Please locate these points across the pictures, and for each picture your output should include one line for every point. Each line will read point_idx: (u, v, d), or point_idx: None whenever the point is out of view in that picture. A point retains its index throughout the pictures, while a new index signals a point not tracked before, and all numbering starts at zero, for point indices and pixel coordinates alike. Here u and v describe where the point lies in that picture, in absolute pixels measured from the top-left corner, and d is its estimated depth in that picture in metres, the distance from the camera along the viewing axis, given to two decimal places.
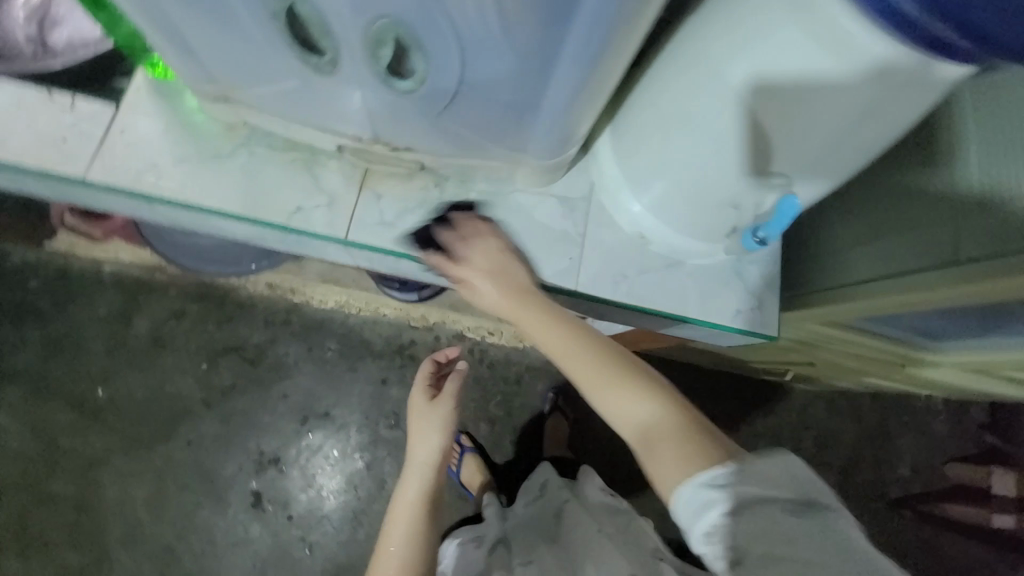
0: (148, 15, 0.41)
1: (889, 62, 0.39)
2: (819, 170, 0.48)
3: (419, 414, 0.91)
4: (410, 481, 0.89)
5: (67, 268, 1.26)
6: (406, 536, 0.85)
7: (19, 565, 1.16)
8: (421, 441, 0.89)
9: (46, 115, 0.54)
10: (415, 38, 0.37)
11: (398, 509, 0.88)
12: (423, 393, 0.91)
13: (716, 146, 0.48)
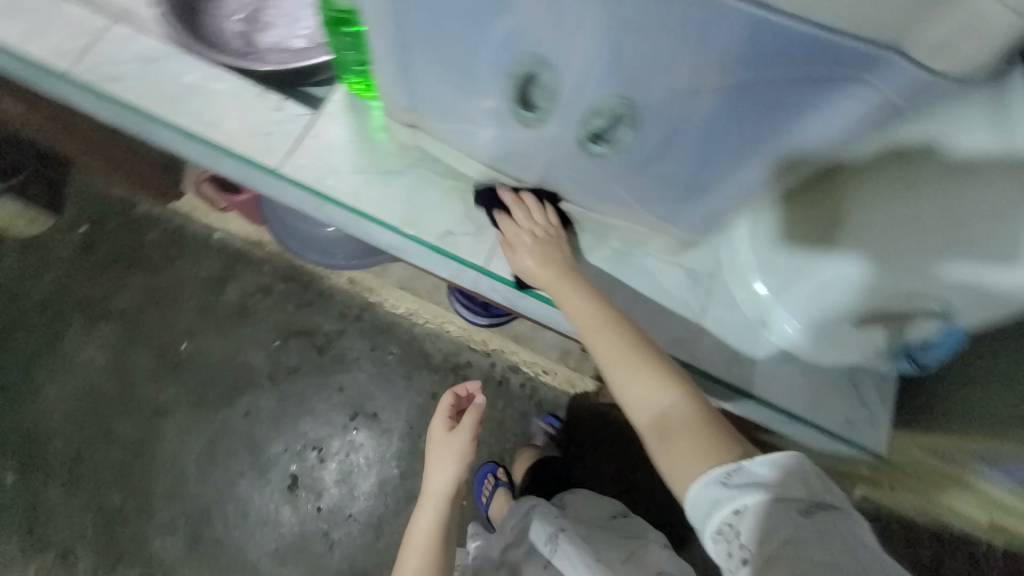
0: (389, 55, 0.47)
1: None
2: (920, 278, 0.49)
3: (438, 438, 0.92)
4: (422, 517, 0.90)
5: (182, 227, 1.38)
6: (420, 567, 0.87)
7: (64, 495, 1.20)
8: (442, 475, 0.90)
9: (255, 111, 0.60)
10: (632, 114, 0.41)
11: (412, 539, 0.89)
12: (444, 421, 0.93)
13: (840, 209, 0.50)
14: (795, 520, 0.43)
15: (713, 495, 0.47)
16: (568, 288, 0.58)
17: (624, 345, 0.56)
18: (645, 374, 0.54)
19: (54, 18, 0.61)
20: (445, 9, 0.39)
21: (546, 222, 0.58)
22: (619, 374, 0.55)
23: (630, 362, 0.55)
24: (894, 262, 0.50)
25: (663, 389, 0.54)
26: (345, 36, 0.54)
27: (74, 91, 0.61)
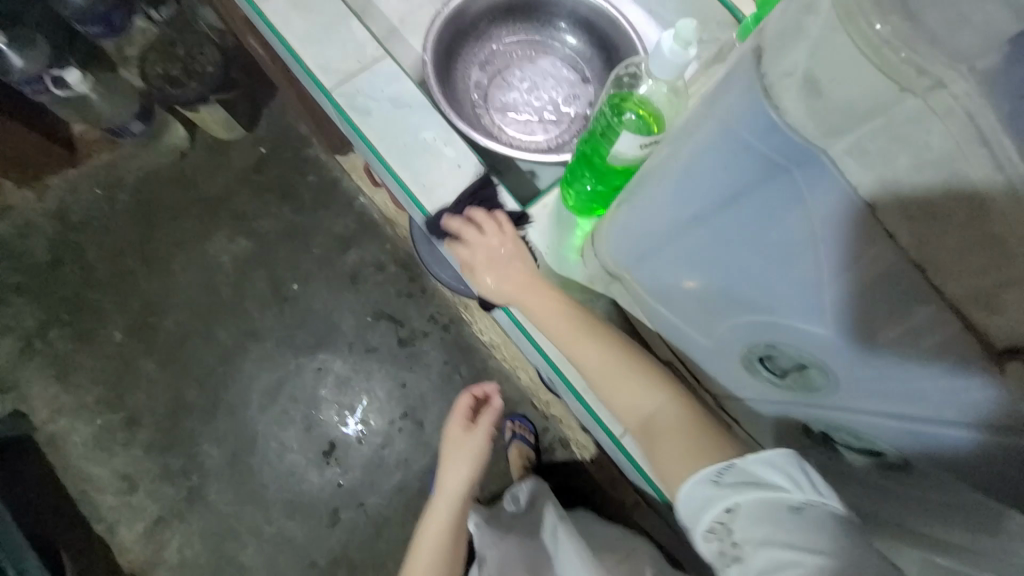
0: (647, 238, 0.47)
1: None
2: None
3: (452, 451, 1.05)
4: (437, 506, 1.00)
5: (336, 181, 1.47)
6: (437, 548, 0.97)
7: (155, 369, 1.35)
8: (452, 467, 1.02)
9: (472, 187, 0.60)
10: (883, 442, 0.41)
11: (426, 525, 1.00)
12: (462, 422, 1.05)
13: None
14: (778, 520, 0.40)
15: (704, 494, 0.45)
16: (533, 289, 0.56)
17: (570, 317, 0.55)
18: (633, 379, 0.54)
19: (335, 26, 0.63)
20: (741, 251, 0.39)
21: (500, 232, 0.58)
22: (576, 347, 0.55)
23: (587, 345, 0.55)
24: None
25: (622, 367, 0.54)
26: (587, 170, 0.52)
27: (325, 100, 0.64)
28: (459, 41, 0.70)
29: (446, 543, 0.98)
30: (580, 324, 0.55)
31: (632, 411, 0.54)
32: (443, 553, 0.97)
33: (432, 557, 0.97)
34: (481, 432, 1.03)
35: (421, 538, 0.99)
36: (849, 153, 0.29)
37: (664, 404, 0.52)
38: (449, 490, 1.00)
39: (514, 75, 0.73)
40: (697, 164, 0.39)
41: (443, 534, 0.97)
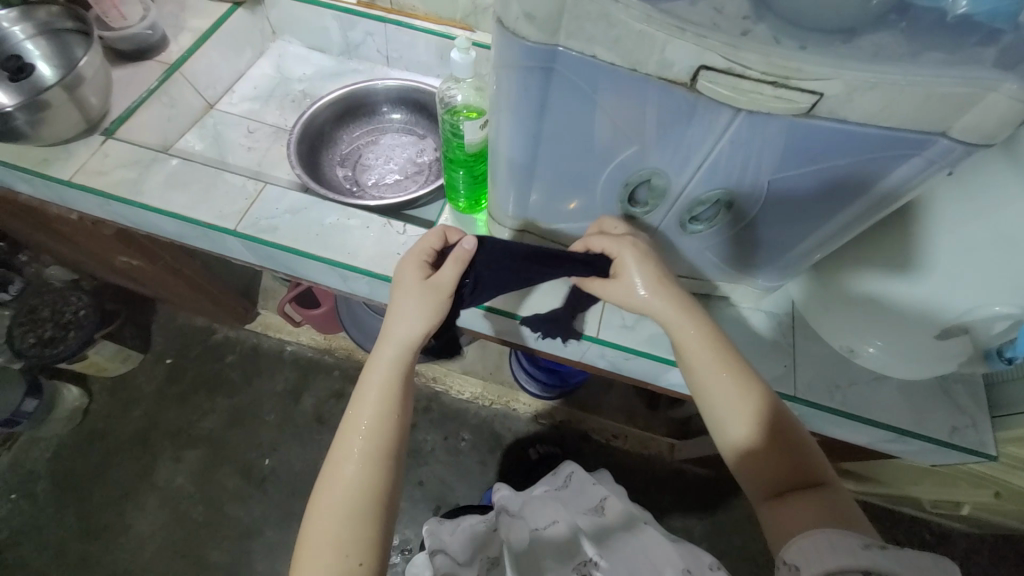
0: (511, 175, 0.59)
1: None
2: None
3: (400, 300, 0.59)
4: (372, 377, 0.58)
5: (258, 346, 1.50)
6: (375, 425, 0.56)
7: None
8: (398, 321, 0.59)
9: (385, 237, 0.72)
10: (731, 199, 0.52)
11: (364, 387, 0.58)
12: (418, 270, 0.60)
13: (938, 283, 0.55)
14: None
15: (851, 545, 0.45)
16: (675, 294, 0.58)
17: (714, 359, 0.57)
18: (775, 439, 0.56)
19: (215, 187, 0.75)
20: (574, 137, 0.50)
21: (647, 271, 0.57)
22: (718, 391, 0.57)
23: (739, 398, 0.56)
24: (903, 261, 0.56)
25: (767, 431, 0.56)
26: (458, 168, 0.66)
27: (234, 242, 0.75)
28: (315, 156, 0.87)
29: (389, 422, 0.56)
30: (731, 373, 0.57)
31: (759, 478, 0.56)
32: (379, 447, 0.55)
33: (362, 462, 0.54)
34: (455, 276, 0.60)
35: (353, 415, 0.56)
36: (570, 39, 0.40)
37: (792, 470, 0.55)
38: (398, 336, 0.58)
39: (372, 156, 0.90)
40: (513, 103, 0.49)
41: (388, 396, 0.57)
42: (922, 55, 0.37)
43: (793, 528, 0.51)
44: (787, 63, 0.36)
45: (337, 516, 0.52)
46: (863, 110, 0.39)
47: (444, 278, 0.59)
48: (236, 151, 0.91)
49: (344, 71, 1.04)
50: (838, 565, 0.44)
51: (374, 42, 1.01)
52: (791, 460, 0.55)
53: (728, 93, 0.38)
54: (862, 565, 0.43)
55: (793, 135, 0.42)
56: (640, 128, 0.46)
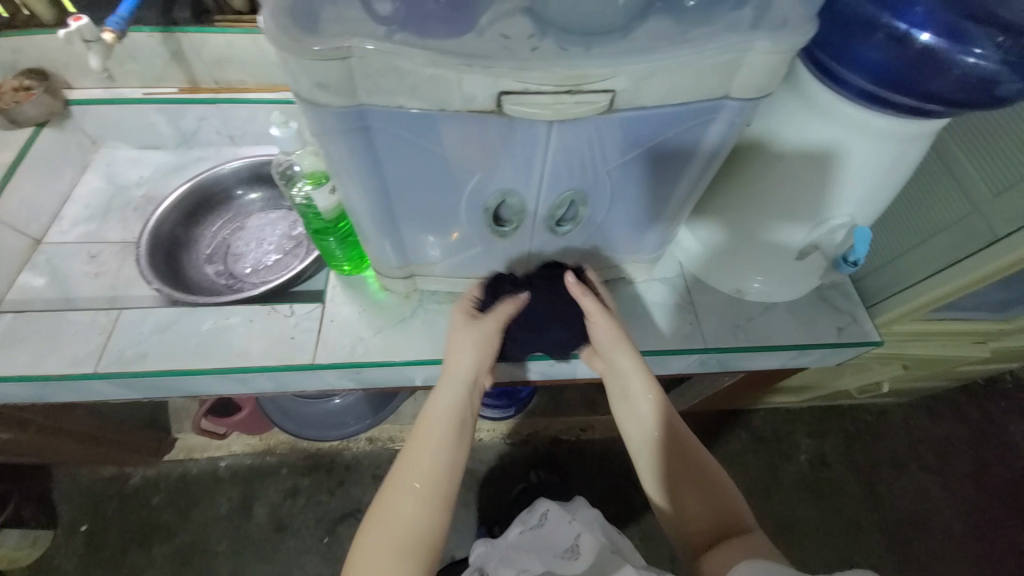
0: (377, 229, 0.58)
1: (892, 127, 0.51)
2: (869, 205, 0.59)
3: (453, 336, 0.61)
4: (434, 411, 0.58)
5: (186, 474, 1.34)
6: (436, 458, 0.55)
7: None
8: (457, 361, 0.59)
9: (274, 325, 0.68)
10: (584, 195, 0.54)
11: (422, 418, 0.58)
12: (466, 312, 0.62)
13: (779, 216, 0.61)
14: None
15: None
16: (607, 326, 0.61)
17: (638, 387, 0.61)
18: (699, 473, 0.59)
19: (60, 332, 0.66)
20: (421, 179, 0.50)
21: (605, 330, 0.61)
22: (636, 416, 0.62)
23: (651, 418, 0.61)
24: (756, 208, 0.61)
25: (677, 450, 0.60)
26: (327, 236, 0.64)
27: (102, 384, 0.66)
28: (175, 262, 0.79)
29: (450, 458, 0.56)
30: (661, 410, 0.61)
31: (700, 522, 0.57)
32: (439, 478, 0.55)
33: (427, 498, 0.54)
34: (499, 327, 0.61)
35: (416, 438, 0.57)
36: (371, 96, 0.39)
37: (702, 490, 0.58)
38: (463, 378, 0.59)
39: (243, 241, 0.85)
40: (347, 164, 0.48)
41: (450, 430, 0.57)
42: (689, 33, 0.41)
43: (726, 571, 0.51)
44: (575, 71, 0.38)
45: (391, 539, 0.51)
46: (656, 95, 0.42)
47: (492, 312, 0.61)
48: (81, 282, 0.81)
49: (188, 162, 0.97)
50: None
51: (211, 125, 0.95)
52: (701, 487, 0.59)
53: (536, 110, 0.40)
54: None
55: (608, 128, 0.45)
56: (475, 155, 0.47)
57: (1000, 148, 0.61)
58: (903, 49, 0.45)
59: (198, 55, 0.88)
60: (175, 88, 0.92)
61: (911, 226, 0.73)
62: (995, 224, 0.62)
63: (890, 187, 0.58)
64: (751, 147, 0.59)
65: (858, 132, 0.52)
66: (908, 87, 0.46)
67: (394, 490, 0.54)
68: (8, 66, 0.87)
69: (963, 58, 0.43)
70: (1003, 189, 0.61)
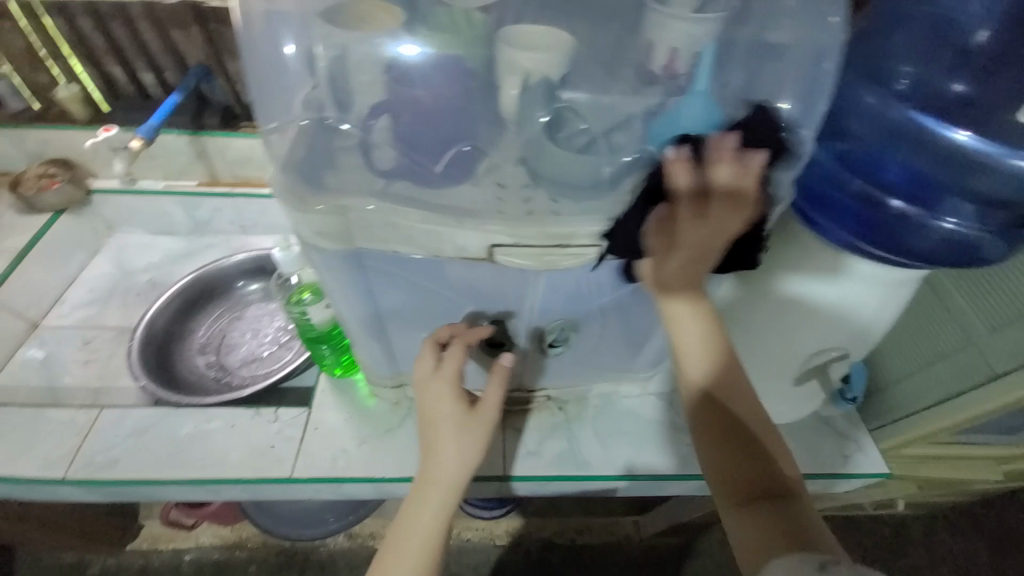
0: (367, 344, 0.58)
1: (875, 274, 0.52)
2: (862, 340, 0.59)
3: (438, 404, 0.52)
4: (422, 516, 0.49)
5: (147, 568, 1.24)
6: (425, 545, 0.48)
7: None
8: (450, 455, 0.50)
9: (255, 431, 0.66)
10: (575, 323, 0.54)
11: (412, 504, 0.50)
12: (435, 355, 0.52)
13: (772, 345, 0.61)
14: None
15: None
16: (684, 307, 0.46)
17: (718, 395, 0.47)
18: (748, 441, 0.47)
19: (36, 430, 0.65)
20: (415, 304, 0.51)
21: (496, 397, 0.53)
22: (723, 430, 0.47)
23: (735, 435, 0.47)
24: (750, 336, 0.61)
25: (762, 479, 0.46)
26: (320, 343, 0.63)
27: (67, 490, 0.63)
28: (166, 355, 0.79)
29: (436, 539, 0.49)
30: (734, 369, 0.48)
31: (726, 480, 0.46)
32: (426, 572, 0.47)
33: None
34: (499, 396, 0.53)
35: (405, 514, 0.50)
36: (367, 242, 0.41)
37: (798, 533, 0.42)
38: (447, 442, 0.51)
39: (238, 332, 0.85)
40: (341, 291, 0.49)
41: (439, 501, 0.50)
42: None
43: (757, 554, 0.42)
44: (562, 228, 0.41)
45: None
46: (644, 248, 0.43)
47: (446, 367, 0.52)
48: (70, 370, 0.80)
49: (197, 248, 1.00)
50: None
51: (224, 214, 0.99)
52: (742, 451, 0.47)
53: (524, 262, 0.42)
54: None
55: (601, 269, 0.47)
56: (465, 286, 0.48)
57: (986, 294, 0.62)
58: (879, 210, 0.47)
59: (220, 153, 0.94)
60: (195, 181, 0.97)
61: (915, 365, 0.71)
62: (997, 365, 0.61)
63: (880, 323, 0.58)
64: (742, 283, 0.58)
65: (847, 275, 0.53)
66: (888, 242, 0.47)
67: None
68: (40, 156, 0.94)
69: (940, 224, 0.46)
70: (997, 329, 0.61)
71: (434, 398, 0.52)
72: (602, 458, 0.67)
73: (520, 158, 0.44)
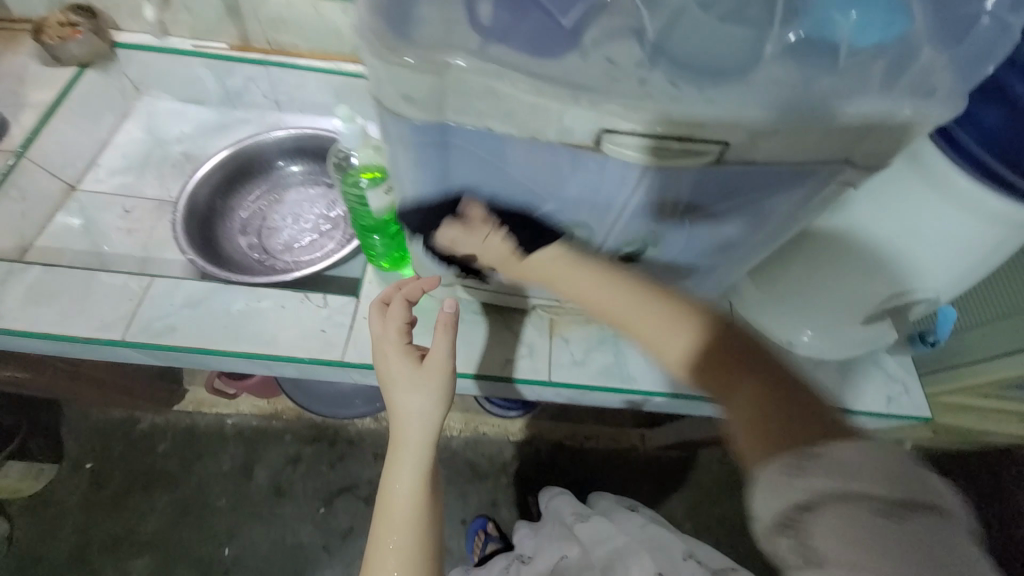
0: (430, 240, 0.54)
1: (1005, 213, 0.46)
2: (955, 286, 0.55)
3: (389, 367, 0.56)
4: (404, 468, 0.55)
5: (193, 427, 1.36)
6: (413, 488, 0.55)
7: None
8: (410, 410, 0.54)
9: (305, 314, 0.65)
10: (657, 239, 0.50)
11: (393, 456, 0.56)
12: (382, 320, 0.57)
13: (856, 280, 0.57)
14: (793, 485, 0.36)
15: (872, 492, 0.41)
16: (562, 264, 0.48)
17: (627, 308, 0.47)
18: (671, 331, 0.45)
19: (91, 291, 0.65)
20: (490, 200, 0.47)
21: (443, 353, 0.55)
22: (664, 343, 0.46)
23: (689, 356, 0.45)
24: (830, 277, 0.58)
25: (749, 381, 0.42)
26: (373, 232, 0.61)
27: (126, 351, 0.65)
28: (210, 232, 0.77)
29: (425, 480, 0.56)
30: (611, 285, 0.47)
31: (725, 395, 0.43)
32: (417, 508, 0.55)
33: (411, 529, 0.54)
34: (447, 348, 0.55)
35: (390, 466, 0.56)
36: (459, 115, 0.35)
37: (787, 426, 0.40)
38: (408, 399, 0.55)
39: (281, 215, 0.82)
40: (414, 176, 0.44)
41: (418, 450, 0.55)
42: (814, 83, 0.37)
43: (756, 442, 0.40)
44: (687, 117, 0.34)
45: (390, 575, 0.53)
46: (771, 152, 0.38)
47: (392, 332, 0.56)
48: (114, 237, 0.80)
49: (229, 122, 0.94)
50: (795, 509, 0.35)
51: (258, 87, 0.91)
52: (690, 354, 0.45)
53: (635, 155, 0.36)
54: (794, 503, 0.35)
55: (704, 183, 0.41)
56: (555, 184, 0.43)
57: None
58: None
59: (253, 13, 0.83)
60: (226, 44, 0.88)
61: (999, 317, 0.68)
62: None
63: (982, 269, 0.53)
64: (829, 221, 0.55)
65: (968, 214, 0.48)
66: None
67: (380, 524, 0.55)
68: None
69: None
70: None
71: (389, 359, 0.56)
72: (644, 374, 0.67)
73: (638, 34, 0.38)
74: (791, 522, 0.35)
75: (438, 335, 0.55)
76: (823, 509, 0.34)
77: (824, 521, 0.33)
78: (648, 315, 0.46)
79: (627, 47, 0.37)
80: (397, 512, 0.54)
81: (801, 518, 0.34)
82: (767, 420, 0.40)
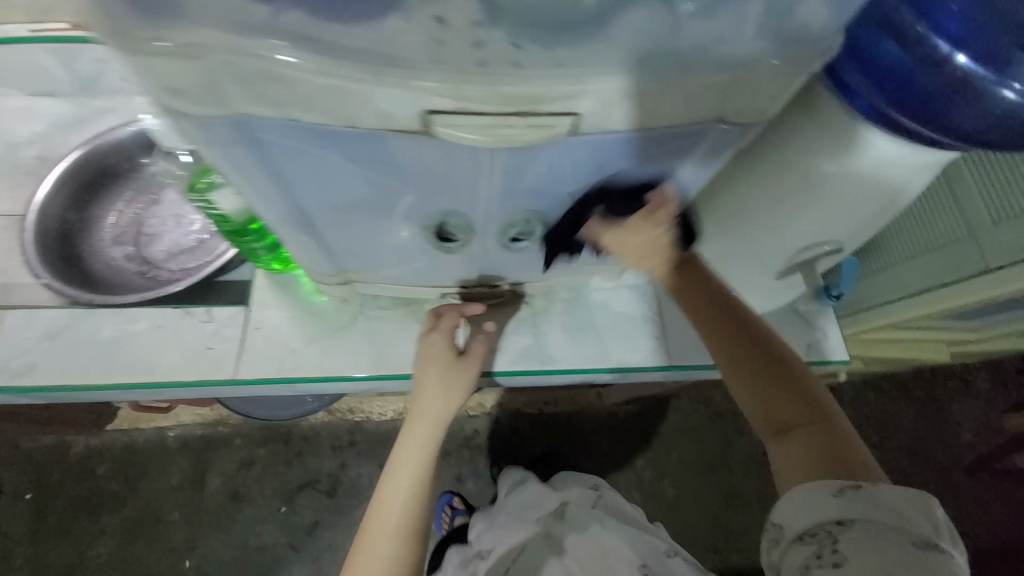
0: (300, 241, 0.48)
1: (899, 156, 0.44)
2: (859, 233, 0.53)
3: (428, 371, 0.56)
4: (413, 459, 0.54)
5: (130, 445, 1.23)
6: (417, 484, 0.53)
7: None
8: (438, 404, 0.55)
9: (188, 331, 0.60)
10: (543, 218, 0.45)
11: (405, 448, 0.54)
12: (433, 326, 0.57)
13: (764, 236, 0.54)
14: (830, 504, 0.38)
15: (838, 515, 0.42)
16: (682, 287, 0.46)
17: (729, 335, 0.45)
18: (771, 360, 0.45)
19: None
20: (345, 195, 0.41)
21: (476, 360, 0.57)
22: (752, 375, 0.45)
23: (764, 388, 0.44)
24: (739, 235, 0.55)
25: (802, 410, 0.43)
26: (246, 236, 0.54)
27: None
28: (74, 248, 0.68)
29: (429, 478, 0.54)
30: (708, 313, 0.46)
31: (783, 418, 0.43)
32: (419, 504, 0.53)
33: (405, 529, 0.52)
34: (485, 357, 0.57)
35: (403, 458, 0.54)
36: (250, 106, 0.29)
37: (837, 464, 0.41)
38: (440, 396, 0.55)
39: (160, 216, 0.71)
40: (245, 177, 0.38)
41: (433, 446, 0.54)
42: (674, 33, 0.32)
43: (803, 471, 0.41)
44: (525, 89, 0.29)
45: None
46: (629, 118, 0.33)
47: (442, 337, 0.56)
48: None
49: (90, 114, 0.81)
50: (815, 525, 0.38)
51: (114, 70, 0.78)
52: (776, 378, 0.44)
53: (473, 136, 0.31)
54: (832, 516, 0.38)
55: (572, 156, 0.36)
56: (408, 172, 0.37)
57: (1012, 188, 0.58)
58: (935, 70, 0.39)
59: None
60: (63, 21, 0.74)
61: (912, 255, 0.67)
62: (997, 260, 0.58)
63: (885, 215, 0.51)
64: (740, 171, 0.51)
65: (866, 159, 0.45)
66: (927, 115, 0.39)
67: (380, 517, 0.52)
68: None
69: (1001, 91, 0.37)
70: (1009, 216, 0.58)
71: (428, 360, 0.56)
72: (564, 351, 0.65)
73: None
74: (824, 531, 0.38)
75: (477, 348, 0.57)
76: (855, 526, 0.37)
77: (855, 537, 0.36)
78: (747, 341, 0.45)
79: (452, 8, 0.31)
80: (396, 505, 0.52)
81: (834, 529, 0.37)
82: (817, 454, 0.42)
